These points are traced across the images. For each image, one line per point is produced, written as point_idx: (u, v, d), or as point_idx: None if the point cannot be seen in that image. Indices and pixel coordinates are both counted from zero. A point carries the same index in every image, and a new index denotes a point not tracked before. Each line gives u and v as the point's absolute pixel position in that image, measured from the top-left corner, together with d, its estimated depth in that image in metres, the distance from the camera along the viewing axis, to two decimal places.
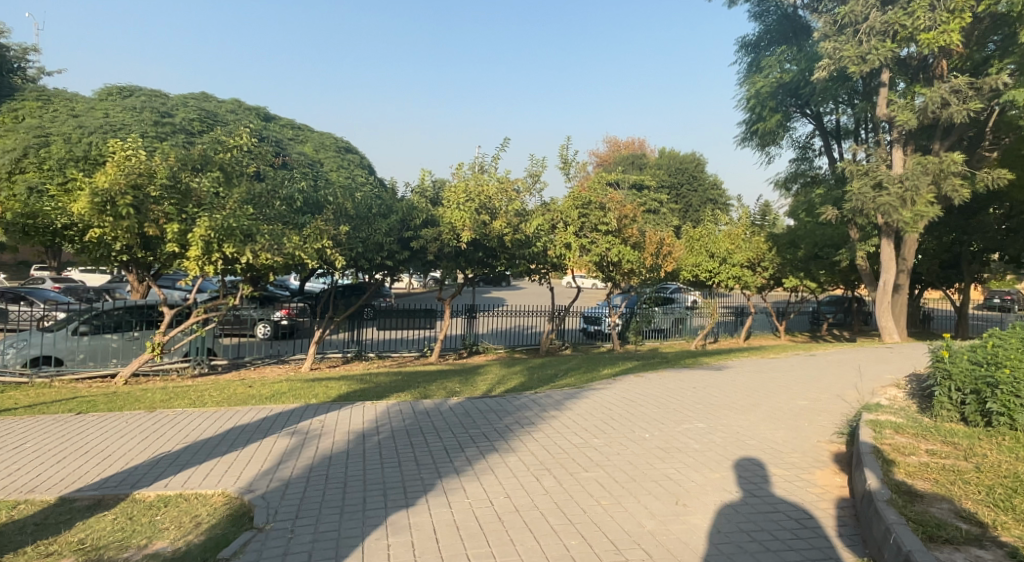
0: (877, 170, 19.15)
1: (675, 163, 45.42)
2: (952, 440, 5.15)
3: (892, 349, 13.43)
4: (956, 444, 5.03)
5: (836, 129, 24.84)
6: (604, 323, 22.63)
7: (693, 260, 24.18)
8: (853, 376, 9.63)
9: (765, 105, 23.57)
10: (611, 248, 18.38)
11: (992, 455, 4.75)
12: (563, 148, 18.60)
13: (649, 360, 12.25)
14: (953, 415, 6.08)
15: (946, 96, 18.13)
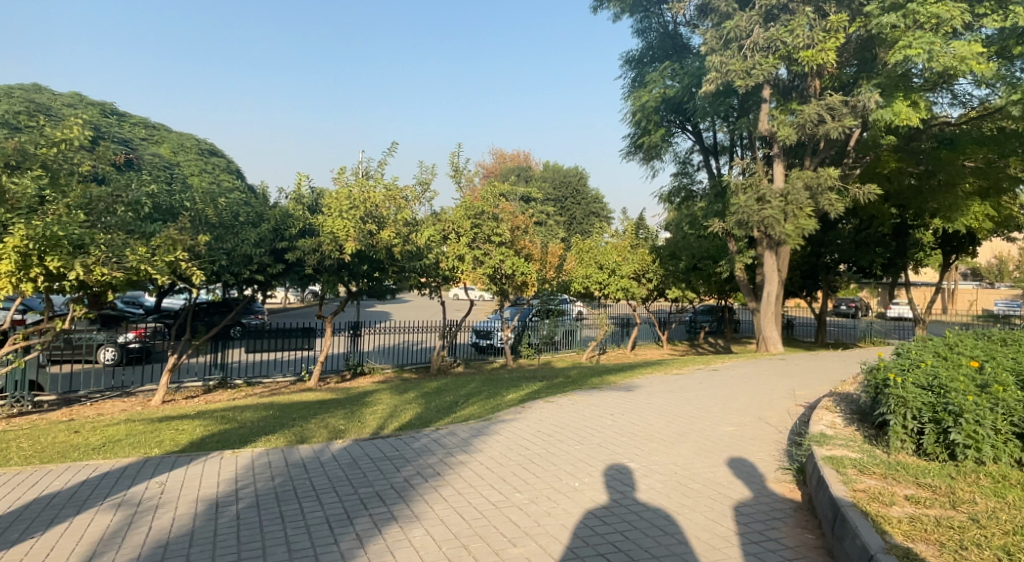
0: (759, 184, 18.46)
1: (559, 176, 45.57)
2: (927, 482, 4.53)
3: (789, 362, 13.32)
4: (936, 489, 4.39)
5: (713, 146, 24.96)
6: (495, 337, 21.73)
7: (583, 273, 23.36)
8: (767, 394, 9.16)
9: (650, 121, 23.20)
10: (505, 260, 17.58)
11: (984, 504, 4.13)
12: (453, 157, 17.63)
13: (549, 380, 11.38)
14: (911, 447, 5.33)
15: (821, 114, 18.13)
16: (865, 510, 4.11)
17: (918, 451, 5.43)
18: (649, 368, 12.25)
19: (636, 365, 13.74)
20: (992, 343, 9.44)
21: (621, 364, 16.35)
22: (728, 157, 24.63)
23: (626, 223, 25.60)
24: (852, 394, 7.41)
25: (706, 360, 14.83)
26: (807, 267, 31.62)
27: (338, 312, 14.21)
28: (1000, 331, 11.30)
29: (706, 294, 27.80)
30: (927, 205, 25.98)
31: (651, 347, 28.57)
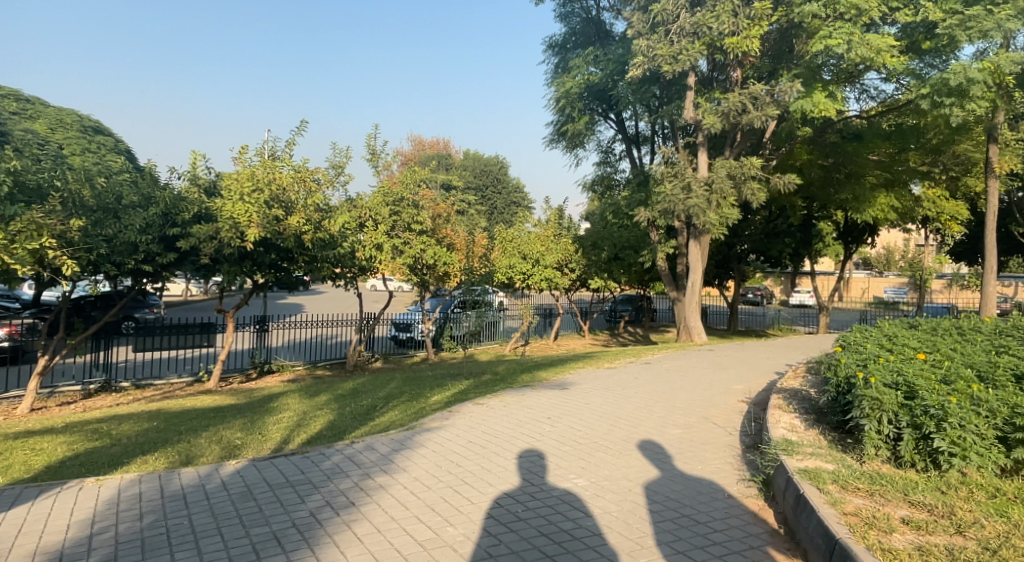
0: (685, 171, 17.67)
1: (479, 165, 44.62)
2: (921, 500, 4.09)
3: (718, 352, 13.01)
4: (932, 510, 3.95)
5: (635, 136, 24.40)
6: (414, 330, 20.75)
7: (507, 262, 22.58)
8: (706, 389, 8.67)
9: (574, 107, 22.44)
10: (425, 249, 16.68)
11: (991, 527, 3.70)
12: (370, 139, 16.58)
13: (475, 377, 10.63)
14: (888, 456, 4.82)
15: (745, 101, 17.66)
16: (869, 542, 3.60)
17: (893, 458, 4.96)
18: (579, 362, 11.66)
19: (562, 358, 13.16)
20: (927, 333, 9.24)
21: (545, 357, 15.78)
22: (650, 146, 24.29)
23: (548, 212, 25.04)
24: (802, 389, 6.95)
25: (634, 351, 14.44)
26: (721, 257, 32.08)
27: (241, 305, 12.97)
28: (925, 321, 11.27)
29: (627, 284, 27.61)
30: (838, 197, 26.51)
31: (573, 336, 28.22)
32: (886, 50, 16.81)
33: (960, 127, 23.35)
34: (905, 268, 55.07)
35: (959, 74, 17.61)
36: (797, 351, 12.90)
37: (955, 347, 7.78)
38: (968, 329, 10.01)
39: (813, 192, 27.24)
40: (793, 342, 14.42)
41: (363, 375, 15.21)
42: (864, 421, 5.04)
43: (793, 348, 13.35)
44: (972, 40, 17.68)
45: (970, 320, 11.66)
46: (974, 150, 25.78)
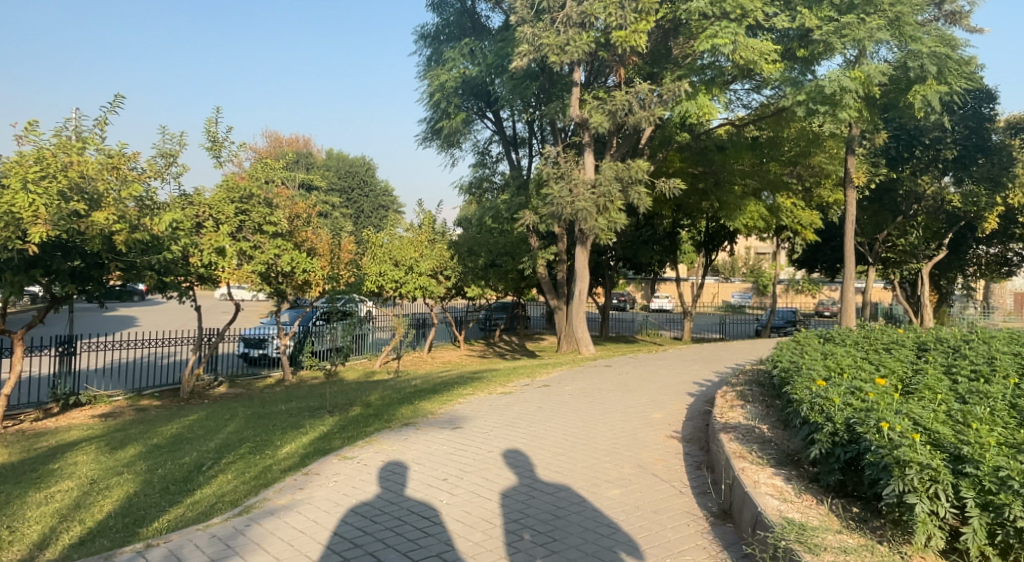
0: (572, 173, 16.30)
1: (345, 165, 42.15)
2: None
3: (616, 368, 11.74)
4: None
5: (512, 137, 22.94)
6: (270, 347, 18.33)
7: (376, 269, 20.53)
8: (625, 421, 7.22)
9: (449, 103, 20.29)
10: (281, 255, 14.51)
11: None
12: (210, 125, 14.18)
13: (339, 410, 8.70)
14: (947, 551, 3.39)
15: (630, 101, 15.90)
16: None
17: (945, 546, 3.54)
18: (465, 385, 10.00)
19: (441, 379, 11.45)
20: (851, 345, 8.22)
21: (419, 378, 13.99)
22: (527, 148, 23.04)
23: (421, 216, 23.19)
24: (755, 428, 5.60)
25: (520, 367, 12.98)
26: (596, 264, 31.50)
27: (35, 323, 10.38)
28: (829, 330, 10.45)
29: (504, 292, 26.24)
30: (708, 206, 26.30)
31: (446, 347, 26.51)
32: (768, 53, 15.92)
33: (824, 135, 23.68)
34: (755, 274, 57.50)
35: (834, 81, 16.56)
36: (696, 365, 11.87)
37: (909, 368, 6.60)
38: (883, 338, 9.16)
39: (682, 203, 26.87)
40: (687, 354, 13.52)
41: (202, 405, 12.75)
42: (898, 499, 3.56)
43: (691, 361, 12.34)
44: (845, 49, 16.54)
45: (867, 329, 11.03)
46: (828, 162, 26.41)
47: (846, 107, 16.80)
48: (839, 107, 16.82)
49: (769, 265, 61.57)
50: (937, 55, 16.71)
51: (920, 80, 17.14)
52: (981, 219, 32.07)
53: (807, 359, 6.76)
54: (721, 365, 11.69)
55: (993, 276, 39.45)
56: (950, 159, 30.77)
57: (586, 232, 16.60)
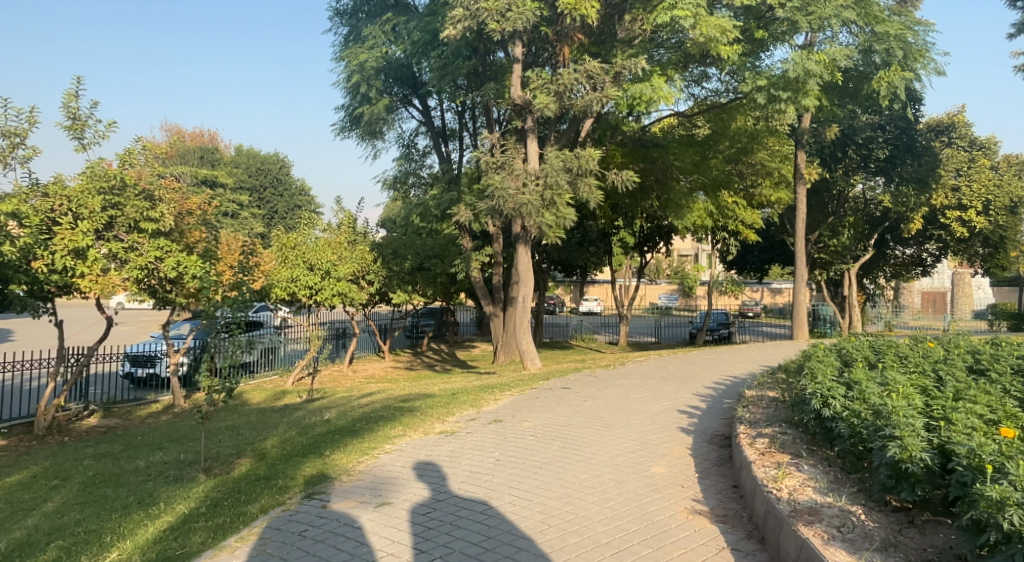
0: (513, 162, 14.22)
1: (255, 161, 38.89)
2: None
3: (574, 391, 9.76)
4: None
5: (442, 128, 20.71)
6: (158, 366, 15.53)
7: (287, 275, 17.92)
8: (620, 484, 5.26)
9: (370, 87, 17.42)
10: (165, 259, 11.83)
11: None
12: (70, 99, 11.45)
13: (219, 468, 6.37)
14: None
15: (581, 80, 13.90)
16: None
17: None
18: (392, 420, 7.82)
19: (362, 409, 9.23)
20: (886, 366, 6.56)
21: (335, 403, 11.69)
22: (459, 141, 20.82)
23: (340, 214, 20.66)
24: (846, 514, 3.81)
25: (457, 389, 10.89)
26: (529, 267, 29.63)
27: None
28: (825, 347, 8.86)
29: (432, 297, 24.01)
30: (647, 206, 24.57)
31: (369, 358, 24.01)
32: (729, 31, 14.34)
33: (769, 129, 22.48)
34: (680, 275, 56.96)
35: (798, 65, 15.10)
36: (667, 384, 10.07)
37: (1001, 403, 4.97)
38: (901, 354, 7.59)
39: (619, 206, 24.95)
40: (648, 369, 11.75)
41: (55, 447, 10.06)
42: None
43: (657, 378, 10.54)
44: (808, 28, 15.26)
45: (859, 340, 9.54)
46: (769, 160, 24.09)
47: (808, 93, 15.54)
48: (803, 92, 15.46)
49: (692, 266, 61.19)
50: (901, 39, 15.74)
51: (884, 66, 15.99)
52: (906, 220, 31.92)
53: (868, 391, 5.05)
54: (696, 384, 9.94)
55: (908, 276, 39.55)
56: (881, 159, 30.50)
57: (529, 230, 14.57)
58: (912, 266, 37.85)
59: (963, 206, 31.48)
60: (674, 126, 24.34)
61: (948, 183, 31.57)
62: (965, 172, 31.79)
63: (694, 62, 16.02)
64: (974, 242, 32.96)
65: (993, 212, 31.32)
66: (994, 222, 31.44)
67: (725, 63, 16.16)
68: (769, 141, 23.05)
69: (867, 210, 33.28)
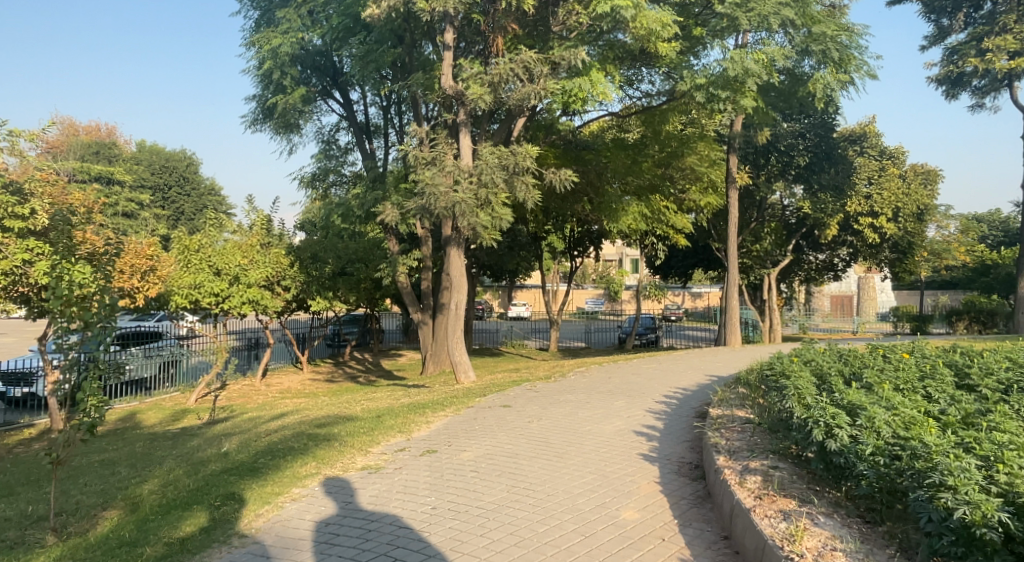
0: (444, 157, 13.08)
1: (160, 159, 36.39)
2: None
3: (516, 410, 8.73)
4: None
5: (365, 124, 19.38)
6: (39, 385, 13.76)
7: (190, 280, 16.21)
8: (587, 540, 4.27)
9: (284, 74, 15.91)
10: (31, 262, 10.18)
11: None
12: None
13: (76, 526, 5.04)
14: None
15: (518, 71, 12.91)
16: None
17: None
18: (305, 453, 6.60)
19: (271, 436, 7.93)
20: (876, 384, 5.80)
21: (242, 426, 10.30)
22: (383, 138, 19.50)
23: (252, 214, 19.01)
24: None
25: (381, 409, 9.71)
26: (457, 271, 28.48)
27: None
28: (786, 359, 8.16)
29: (354, 304, 22.58)
30: (578, 210, 23.70)
31: (286, 369, 22.35)
32: (670, 25, 13.65)
33: (696, 134, 22.16)
34: (605, 280, 56.81)
35: (737, 63, 14.55)
36: (617, 400, 9.15)
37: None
38: (875, 367, 6.93)
39: (549, 210, 24.09)
40: (591, 382, 10.86)
41: None
42: None
43: (603, 392, 9.66)
44: (747, 26, 14.77)
45: (816, 351, 8.91)
46: (699, 165, 22.59)
47: (746, 93, 15.05)
48: (741, 92, 14.96)
49: (616, 271, 61.23)
50: (837, 40, 15.51)
51: (822, 67, 15.70)
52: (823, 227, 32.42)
53: (887, 422, 4.23)
54: (647, 399, 9.08)
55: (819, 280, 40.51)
56: (802, 166, 30.89)
57: (462, 232, 13.46)
58: (824, 272, 38.72)
59: (874, 214, 32.02)
60: (604, 129, 23.74)
61: (862, 191, 31.74)
62: (876, 181, 32.39)
63: (631, 59, 15.32)
64: (883, 248, 33.93)
65: (901, 219, 32.01)
66: (901, 228, 32.40)
67: (661, 60, 15.47)
68: (700, 148, 22.13)
69: (785, 215, 33.71)
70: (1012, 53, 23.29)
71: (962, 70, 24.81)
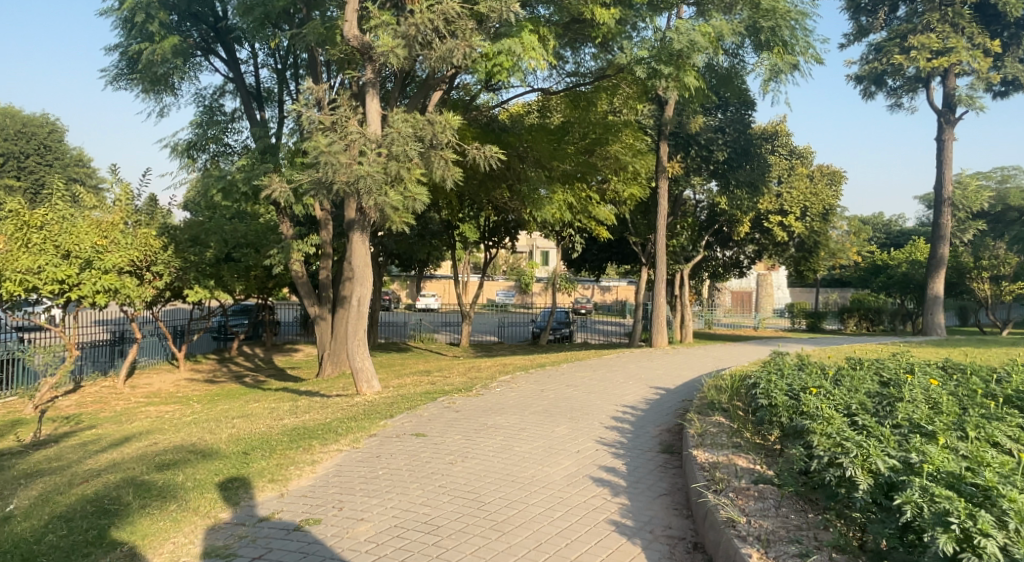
0: (347, 121, 10.91)
1: (15, 123, 32.15)
2: None
3: (432, 440, 6.86)
4: None
5: (255, 89, 16.83)
6: None
7: (31, 262, 13.34)
8: None
9: (150, 18, 13.23)
10: None
11: None
12: None
13: None
14: None
15: (439, 22, 10.92)
16: None
17: None
18: (120, 528, 4.74)
19: (88, 487, 5.88)
20: (940, 433, 4.23)
21: (69, 457, 7.95)
22: (276, 106, 17.01)
23: (117, 187, 16.14)
24: None
25: (257, 434, 7.57)
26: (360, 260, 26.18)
27: None
28: (778, 377, 6.56)
29: (241, 294, 19.94)
30: (494, 196, 21.47)
31: (159, 367, 19.47)
32: None
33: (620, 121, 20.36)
34: (516, 271, 55.08)
35: (682, 35, 13.10)
36: (556, 424, 7.44)
37: None
38: (906, 398, 5.37)
39: (463, 195, 22.12)
40: (521, 397, 9.07)
41: None
42: None
43: (539, 413, 7.89)
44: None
45: (800, 367, 7.39)
46: (625, 154, 20.57)
47: (690, 69, 13.40)
48: (685, 67, 13.32)
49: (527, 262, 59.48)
50: (786, 19, 14.29)
51: (767, 47, 14.49)
52: (736, 223, 32.00)
53: None
54: (595, 426, 7.36)
55: (722, 276, 40.11)
56: (720, 161, 29.13)
57: (367, 214, 11.31)
58: (728, 270, 38.31)
59: (784, 211, 31.90)
60: (525, 112, 21.99)
61: (772, 190, 31.84)
62: (785, 180, 32.45)
63: (561, 25, 13.60)
64: (789, 246, 34.12)
65: (808, 218, 32.26)
66: (807, 226, 32.47)
67: (596, 30, 13.84)
68: (626, 136, 20.37)
69: (697, 212, 32.98)
70: (937, 52, 22.98)
71: (888, 67, 24.20)
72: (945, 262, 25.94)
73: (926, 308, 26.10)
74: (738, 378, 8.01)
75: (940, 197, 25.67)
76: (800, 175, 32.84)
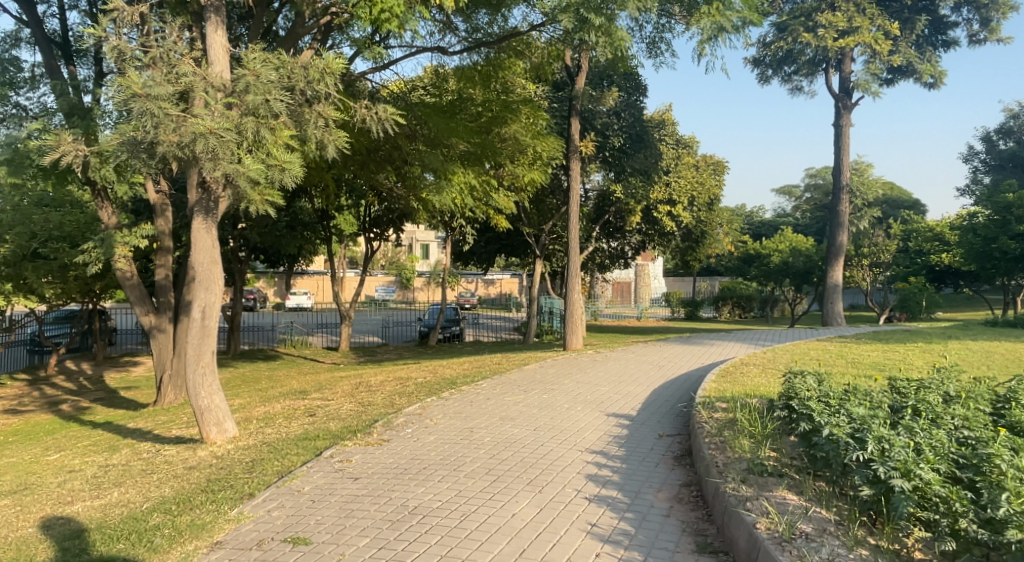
0: (177, 58, 7.73)
1: None
2: None
3: (317, 553, 4.22)
4: None
5: (61, 37, 13.05)
6: None
7: None
8: None
9: None
10: None
11: None
12: None
13: None
14: None
15: None
16: None
17: None
18: None
19: None
20: None
21: None
22: (89, 60, 13.29)
23: None
24: None
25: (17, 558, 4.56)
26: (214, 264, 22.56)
27: None
28: (865, 423, 4.34)
29: (57, 298, 15.91)
30: (375, 181, 18.35)
31: None
32: None
33: (518, 99, 17.60)
34: (395, 266, 51.68)
35: None
36: (510, 504, 4.94)
37: None
38: None
39: (341, 180, 18.95)
40: (443, 446, 6.47)
41: None
42: None
43: (479, 482, 5.40)
44: None
45: (854, 399, 5.25)
46: (525, 135, 17.84)
47: (619, 22, 11.46)
48: (614, 19, 11.30)
49: (404, 257, 56.03)
50: None
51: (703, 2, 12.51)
52: (627, 214, 30.26)
53: None
54: (571, 505, 4.91)
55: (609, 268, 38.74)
56: (615, 148, 26.94)
57: (211, 191, 8.05)
58: (615, 261, 36.94)
59: (673, 201, 30.31)
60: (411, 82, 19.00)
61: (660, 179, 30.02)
62: (672, 169, 30.90)
63: None
64: (675, 236, 33.15)
65: (695, 207, 31.31)
66: (694, 216, 31.61)
67: None
68: (525, 114, 17.56)
69: (585, 202, 31.19)
70: (841, 32, 22.28)
71: (792, 47, 23.03)
72: (842, 251, 25.41)
73: (825, 298, 25.48)
74: (755, 416, 5.79)
75: (839, 184, 24.98)
76: (687, 165, 31.33)
